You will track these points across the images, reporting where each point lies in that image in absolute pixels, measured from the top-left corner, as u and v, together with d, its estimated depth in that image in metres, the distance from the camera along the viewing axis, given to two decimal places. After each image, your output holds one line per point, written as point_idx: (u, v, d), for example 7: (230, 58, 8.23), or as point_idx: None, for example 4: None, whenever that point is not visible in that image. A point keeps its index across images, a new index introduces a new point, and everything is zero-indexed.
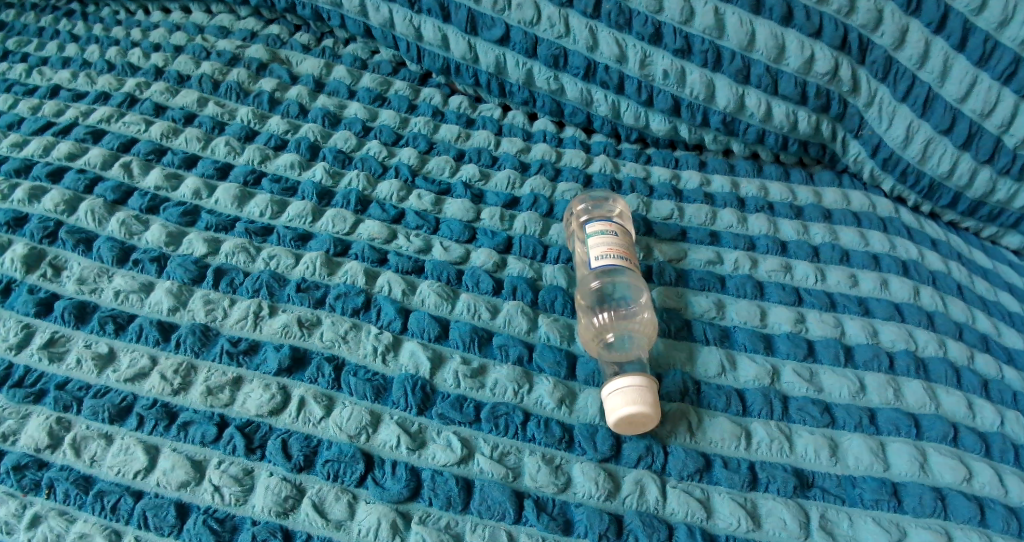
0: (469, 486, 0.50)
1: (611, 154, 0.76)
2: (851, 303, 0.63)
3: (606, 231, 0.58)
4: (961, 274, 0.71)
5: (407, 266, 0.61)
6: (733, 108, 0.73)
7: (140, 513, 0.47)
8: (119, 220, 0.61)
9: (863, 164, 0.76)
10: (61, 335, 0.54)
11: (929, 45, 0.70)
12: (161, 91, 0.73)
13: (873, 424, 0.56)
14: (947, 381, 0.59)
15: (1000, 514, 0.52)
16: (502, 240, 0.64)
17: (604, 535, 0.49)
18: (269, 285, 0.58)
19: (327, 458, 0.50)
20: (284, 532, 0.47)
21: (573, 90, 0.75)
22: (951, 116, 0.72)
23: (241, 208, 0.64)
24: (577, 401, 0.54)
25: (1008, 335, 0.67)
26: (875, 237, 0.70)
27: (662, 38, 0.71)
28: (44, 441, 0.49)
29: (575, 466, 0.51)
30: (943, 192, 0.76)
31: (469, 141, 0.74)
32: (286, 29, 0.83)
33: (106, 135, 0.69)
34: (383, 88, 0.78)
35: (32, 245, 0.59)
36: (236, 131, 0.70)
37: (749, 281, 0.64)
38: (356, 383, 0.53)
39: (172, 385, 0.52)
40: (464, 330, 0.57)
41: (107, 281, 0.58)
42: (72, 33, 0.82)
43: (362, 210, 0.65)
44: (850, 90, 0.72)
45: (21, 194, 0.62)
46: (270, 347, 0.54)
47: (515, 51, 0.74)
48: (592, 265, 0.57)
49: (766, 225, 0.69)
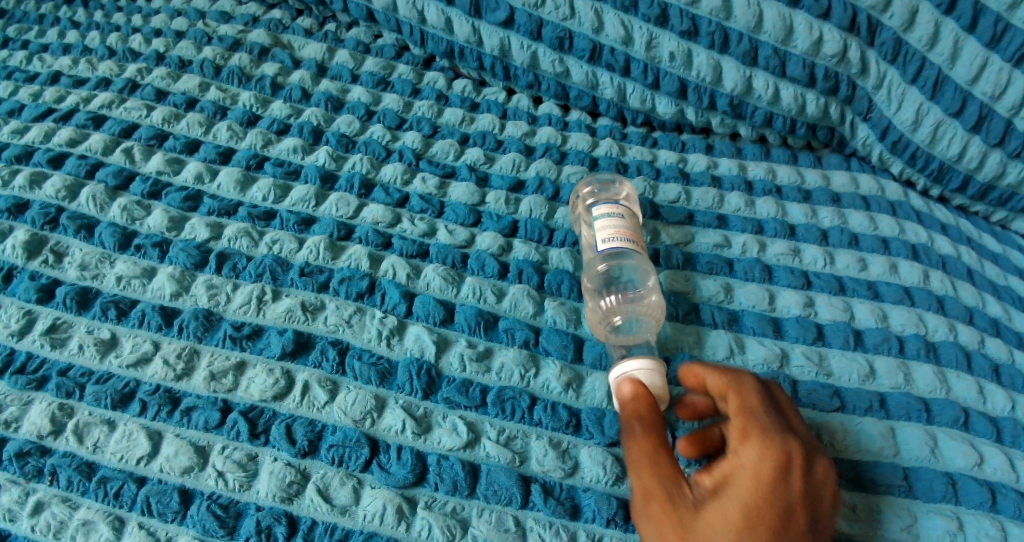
0: (476, 471, 0.49)
1: (617, 137, 0.75)
2: (861, 287, 0.63)
3: (613, 214, 0.57)
4: (972, 258, 0.70)
5: (412, 250, 0.60)
6: (741, 90, 0.72)
7: (143, 500, 0.46)
8: (121, 205, 0.61)
9: (872, 147, 0.75)
10: (63, 321, 0.54)
11: (940, 26, 0.69)
12: (163, 76, 0.73)
13: (883, 408, 0.55)
14: (958, 366, 0.59)
15: (1014, 500, 0.52)
16: (508, 224, 0.63)
17: (612, 521, 0.48)
18: (272, 270, 0.57)
19: (331, 442, 0.49)
20: (289, 518, 0.46)
21: (578, 73, 0.74)
22: (961, 99, 0.71)
23: (243, 192, 0.63)
24: (584, 385, 0.54)
25: (1019, 320, 0.66)
26: (884, 220, 0.69)
27: (668, 20, 0.70)
28: (47, 427, 0.49)
29: (582, 450, 0.51)
30: (953, 175, 0.74)
31: (474, 124, 0.73)
32: (288, 14, 0.82)
33: (107, 121, 0.68)
34: (386, 72, 0.77)
35: (34, 231, 0.59)
36: (239, 115, 0.69)
37: (758, 265, 0.63)
38: (360, 367, 0.52)
39: (175, 370, 0.52)
40: (470, 313, 0.56)
41: (109, 267, 0.57)
42: (72, 19, 0.81)
43: (366, 194, 0.64)
44: (859, 72, 0.71)
45: (22, 180, 0.61)
46: (274, 332, 0.54)
47: (519, 33, 0.73)
48: (599, 248, 0.56)
49: (774, 208, 0.68)
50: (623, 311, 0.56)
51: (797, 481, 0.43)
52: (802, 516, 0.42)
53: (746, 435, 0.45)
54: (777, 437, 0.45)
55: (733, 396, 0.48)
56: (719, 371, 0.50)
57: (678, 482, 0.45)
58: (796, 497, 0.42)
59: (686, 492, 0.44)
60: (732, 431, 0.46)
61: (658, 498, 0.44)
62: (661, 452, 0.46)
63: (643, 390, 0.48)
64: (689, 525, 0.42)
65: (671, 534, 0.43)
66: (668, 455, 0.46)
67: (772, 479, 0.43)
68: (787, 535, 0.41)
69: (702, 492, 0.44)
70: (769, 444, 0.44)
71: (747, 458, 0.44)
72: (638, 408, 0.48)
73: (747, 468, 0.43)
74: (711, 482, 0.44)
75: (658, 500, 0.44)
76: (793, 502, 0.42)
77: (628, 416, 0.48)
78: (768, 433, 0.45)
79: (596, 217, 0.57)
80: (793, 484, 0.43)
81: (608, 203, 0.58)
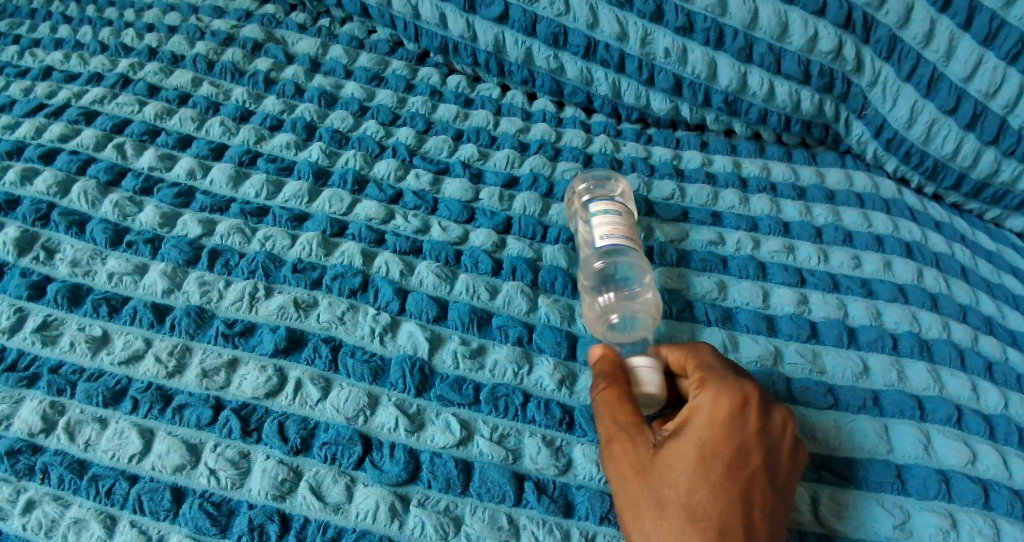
0: (469, 469, 0.49)
1: (612, 134, 0.75)
2: (854, 285, 0.63)
3: (610, 211, 0.56)
4: (965, 256, 0.70)
5: (406, 246, 0.60)
6: (736, 87, 0.72)
7: (135, 498, 0.46)
8: (113, 201, 0.60)
9: (867, 145, 0.75)
10: (54, 318, 0.54)
11: (935, 23, 0.69)
12: (155, 71, 0.72)
13: (876, 406, 0.55)
14: (951, 364, 0.59)
15: (1006, 497, 0.52)
16: (502, 220, 0.63)
17: (605, 518, 0.48)
18: (265, 267, 0.57)
19: (324, 440, 0.49)
20: (281, 515, 0.46)
21: (573, 69, 0.74)
22: (956, 96, 0.71)
23: (236, 189, 0.63)
24: (578, 383, 0.54)
25: (1012, 318, 0.66)
26: (878, 218, 0.69)
27: (663, 17, 0.70)
28: (38, 425, 0.49)
29: (576, 448, 0.51)
30: (947, 173, 0.74)
31: (468, 120, 0.73)
32: (282, 9, 0.82)
33: (99, 117, 0.67)
34: (380, 67, 0.76)
35: (25, 228, 0.58)
36: (232, 111, 0.69)
37: (752, 262, 0.63)
38: (353, 364, 0.52)
39: (167, 367, 0.51)
40: (463, 311, 0.56)
41: (100, 263, 0.57)
42: (64, 13, 0.80)
43: (359, 190, 0.64)
44: (854, 69, 0.71)
45: (13, 176, 0.61)
46: (267, 329, 0.54)
47: (514, 29, 0.73)
48: (597, 245, 0.56)
49: (769, 205, 0.68)
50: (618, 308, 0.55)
51: (750, 421, 0.46)
52: (754, 454, 0.45)
53: (704, 382, 0.48)
54: (732, 383, 0.47)
55: (691, 358, 0.50)
56: (676, 346, 0.52)
57: (640, 425, 0.47)
58: (749, 435, 0.46)
59: (647, 434, 0.47)
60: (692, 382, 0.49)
61: (619, 440, 0.47)
62: (626, 401, 0.48)
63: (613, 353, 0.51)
64: (650, 464, 0.45)
65: (631, 472, 0.46)
66: (632, 405, 0.48)
67: (727, 418, 0.46)
68: (739, 466, 0.45)
69: (662, 435, 0.47)
70: (722, 388, 0.47)
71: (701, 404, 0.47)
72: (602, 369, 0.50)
73: (702, 411, 0.46)
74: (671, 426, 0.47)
75: (620, 443, 0.47)
76: (747, 440, 0.46)
77: (597, 375, 0.50)
78: (724, 380, 0.47)
79: (593, 214, 0.57)
80: (746, 423, 0.46)
81: (606, 201, 0.57)
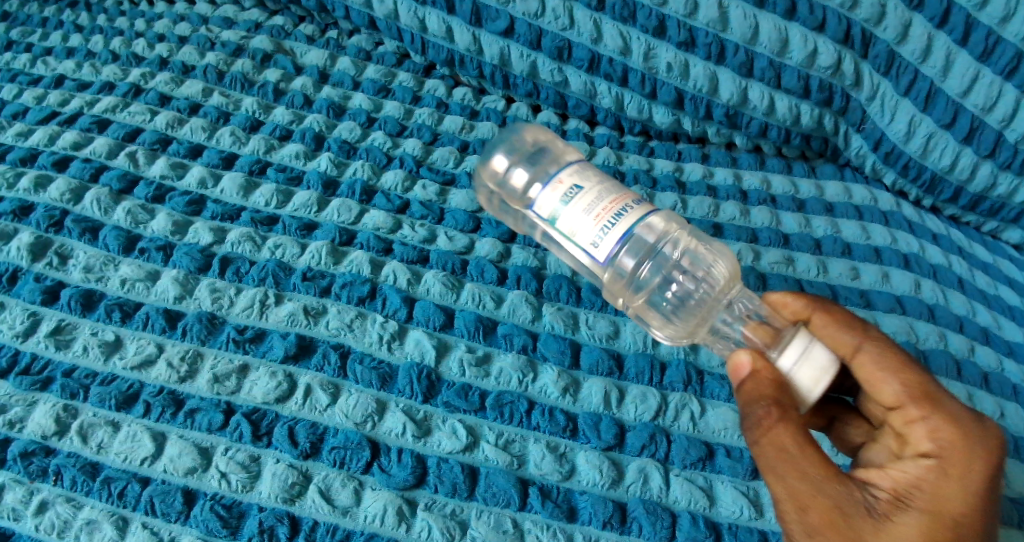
0: (475, 474, 0.50)
1: (615, 145, 0.76)
2: (852, 296, 0.64)
3: (570, 200, 0.44)
4: (962, 267, 0.71)
5: (413, 256, 0.61)
6: (737, 100, 0.73)
7: (147, 500, 0.47)
8: (126, 209, 0.61)
9: (865, 158, 0.77)
10: (67, 323, 0.55)
11: (932, 39, 0.70)
12: (166, 80, 0.73)
13: None
14: (948, 374, 0.60)
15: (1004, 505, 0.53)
16: (507, 230, 0.64)
17: (608, 523, 0.49)
18: (275, 274, 0.58)
19: (333, 445, 0.50)
20: (291, 518, 0.47)
21: (577, 82, 0.75)
22: (953, 110, 0.72)
23: (247, 197, 0.64)
24: (582, 391, 0.55)
25: (1008, 329, 0.67)
26: (876, 230, 0.70)
27: (666, 31, 0.72)
28: (52, 428, 0.50)
29: (579, 454, 0.52)
30: (944, 186, 0.76)
31: (474, 132, 0.74)
32: (290, 20, 0.83)
33: (111, 125, 0.69)
34: (387, 79, 0.78)
35: (38, 234, 0.59)
36: (242, 121, 0.70)
37: (752, 273, 0.64)
38: (361, 371, 0.53)
39: (179, 372, 0.52)
40: (469, 319, 0.57)
41: (113, 270, 0.58)
42: (76, 23, 0.82)
43: (367, 200, 0.65)
44: (853, 84, 0.73)
45: (27, 183, 0.62)
46: (277, 335, 0.55)
47: (519, 42, 0.74)
48: (597, 256, 0.44)
49: (769, 217, 0.69)
50: (691, 294, 0.49)
51: (997, 483, 0.40)
52: (995, 517, 0.40)
53: (945, 443, 0.40)
54: (974, 437, 0.40)
55: (879, 375, 0.42)
56: (838, 322, 0.45)
57: (847, 485, 0.40)
58: (995, 500, 0.40)
59: (860, 497, 0.40)
60: (915, 427, 0.41)
61: (823, 507, 0.39)
62: (816, 451, 0.40)
63: (769, 368, 0.43)
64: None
65: None
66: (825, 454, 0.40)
67: (979, 488, 0.39)
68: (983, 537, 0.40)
69: (882, 501, 0.40)
70: (973, 450, 0.39)
71: (943, 468, 0.39)
72: (763, 392, 0.42)
73: (949, 478, 0.39)
74: (894, 490, 0.40)
75: (821, 509, 0.40)
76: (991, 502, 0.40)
77: (752, 400, 0.42)
78: (965, 436, 0.40)
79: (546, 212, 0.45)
80: (994, 488, 0.40)
81: (548, 188, 0.45)
